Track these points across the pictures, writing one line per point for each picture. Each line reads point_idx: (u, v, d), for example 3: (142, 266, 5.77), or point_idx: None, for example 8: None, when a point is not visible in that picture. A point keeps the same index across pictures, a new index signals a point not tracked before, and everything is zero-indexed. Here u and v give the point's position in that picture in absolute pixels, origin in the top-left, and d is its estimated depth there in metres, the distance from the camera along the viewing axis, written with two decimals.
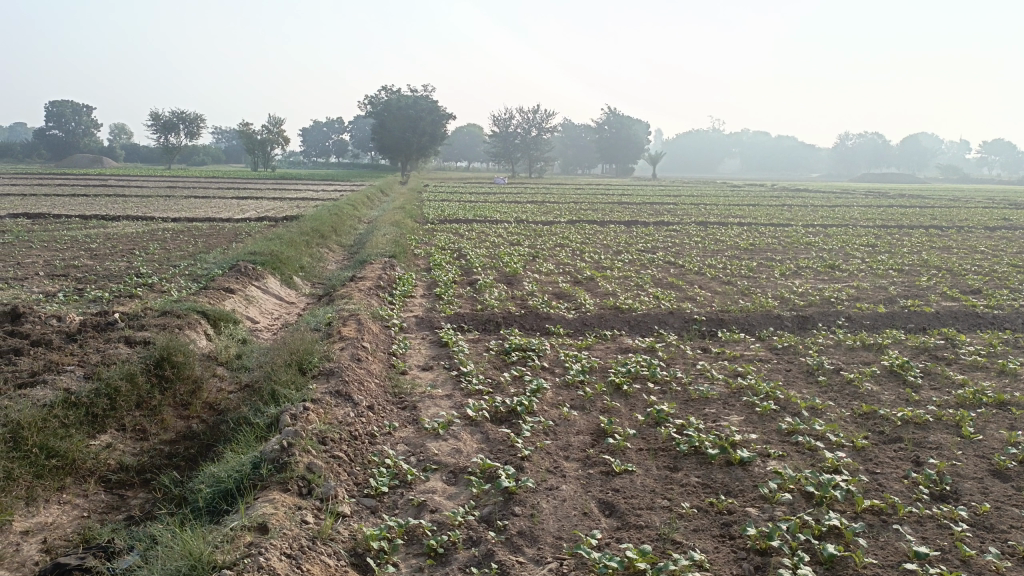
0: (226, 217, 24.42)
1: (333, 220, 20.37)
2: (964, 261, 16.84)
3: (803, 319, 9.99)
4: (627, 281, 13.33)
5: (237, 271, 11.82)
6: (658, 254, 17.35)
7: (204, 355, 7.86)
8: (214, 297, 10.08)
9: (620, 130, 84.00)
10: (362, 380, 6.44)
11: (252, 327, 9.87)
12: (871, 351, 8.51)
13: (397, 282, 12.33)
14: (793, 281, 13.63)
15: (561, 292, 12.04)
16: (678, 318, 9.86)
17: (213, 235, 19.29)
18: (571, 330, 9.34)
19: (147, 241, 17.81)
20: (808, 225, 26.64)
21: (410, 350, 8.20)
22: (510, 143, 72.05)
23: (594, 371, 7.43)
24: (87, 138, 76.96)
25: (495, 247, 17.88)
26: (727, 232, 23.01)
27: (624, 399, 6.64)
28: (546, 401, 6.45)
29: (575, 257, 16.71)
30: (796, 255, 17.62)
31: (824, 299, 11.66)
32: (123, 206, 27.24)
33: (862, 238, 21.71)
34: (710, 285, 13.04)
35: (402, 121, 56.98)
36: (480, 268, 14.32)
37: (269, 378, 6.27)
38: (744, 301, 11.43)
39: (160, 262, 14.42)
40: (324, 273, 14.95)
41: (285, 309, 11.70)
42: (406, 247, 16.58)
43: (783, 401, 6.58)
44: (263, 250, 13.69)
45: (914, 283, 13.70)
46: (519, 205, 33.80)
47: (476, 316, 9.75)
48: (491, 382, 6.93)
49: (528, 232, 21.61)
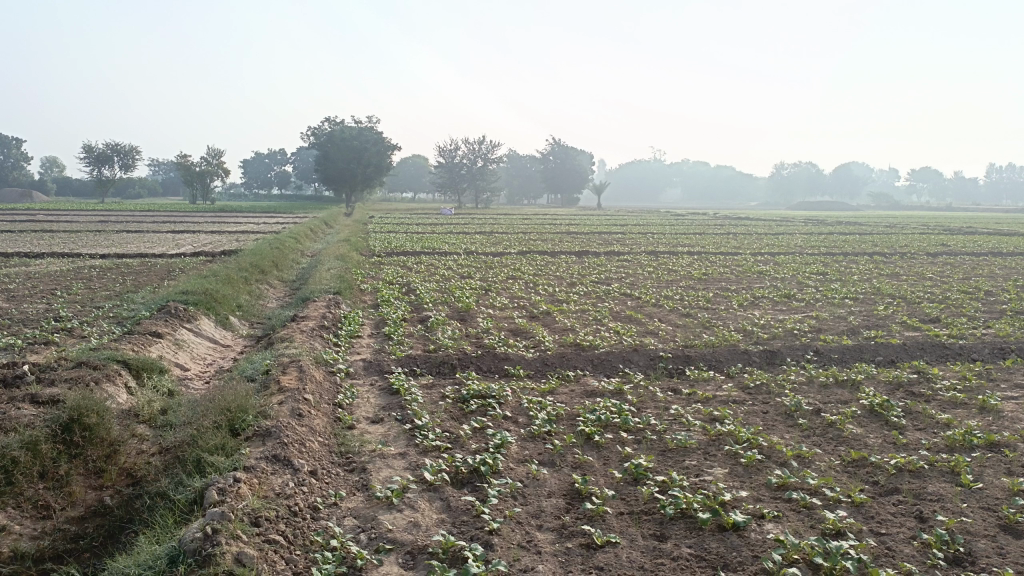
0: (158, 252, 23.22)
1: (274, 254, 19.44)
2: (915, 289, 16.86)
3: (771, 353, 9.56)
4: (585, 315, 12.82)
5: (166, 313, 10.92)
6: (612, 285, 16.97)
7: (124, 412, 7.02)
8: (138, 344, 9.20)
9: (565, 160, 84.57)
10: (303, 441, 5.70)
11: (181, 377, 9.02)
12: (846, 389, 8.11)
13: (342, 321, 11.58)
14: (753, 311, 13.33)
15: (517, 328, 11.43)
16: (643, 355, 9.34)
17: (144, 272, 18.22)
18: (530, 371, 8.73)
19: (71, 280, 16.65)
20: (756, 253, 26.74)
21: (358, 400, 7.48)
22: (456, 173, 71.71)
23: (561, 419, 6.83)
24: (14, 172, 73.95)
25: (444, 281, 17.25)
26: (679, 261, 22.84)
27: (597, 452, 6.04)
28: (511, 458, 5.81)
29: (528, 290, 16.20)
30: (750, 284, 17.45)
31: (788, 331, 11.32)
32: (49, 243, 25.80)
33: (812, 266, 21.76)
34: (669, 317, 12.61)
35: (346, 153, 56.14)
36: (430, 304, 13.65)
37: (195, 440, 5.49)
38: (707, 334, 11.02)
39: (84, 303, 13.38)
40: (263, 311, 14.08)
41: (220, 353, 10.83)
42: (352, 282, 15.81)
43: (768, 449, 6.08)
44: (196, 288, 12.78)
45: (872, 311, 13.54)
46: (466, 236, 33.22)
47: (429, 358, 9.06)
48: (448, 436, 6.25)
49: (478, 264, 21.04)
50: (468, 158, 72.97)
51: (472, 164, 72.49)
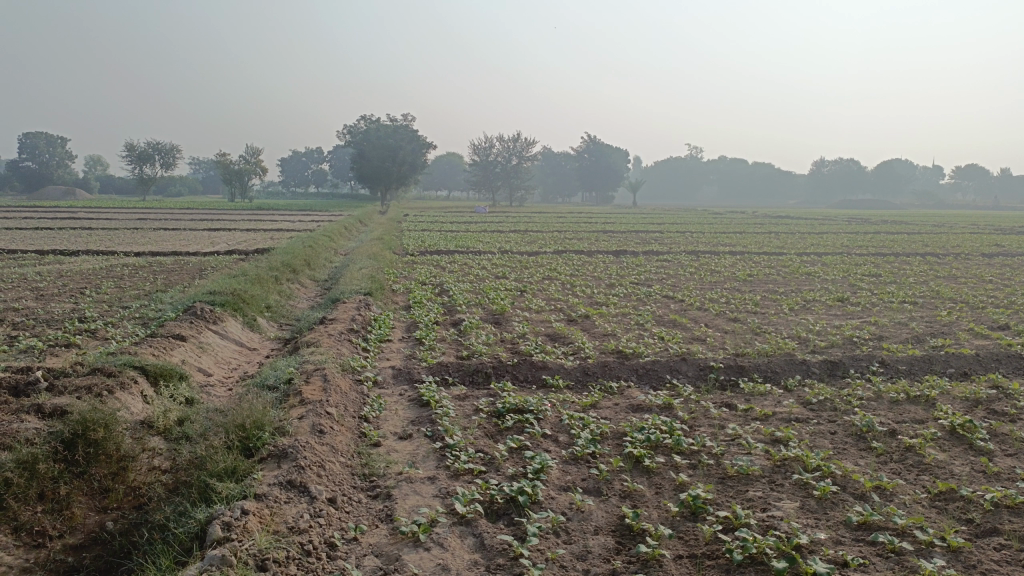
0: (192, 250, 23.06)
1: (306, 252, 19.06)
2: (976, 292, 15.86)
3: (832, 364, 8.81)
4: (626, 319, 12.16)
5: (191, 314, 10.52)
6: (653, 286, 16.30)
7: (137, 424, 6.58)
8: (159, 347, 8.79)
9: (601, 157, 83.69)
10: (322, 462, 5.17)
11: (203, 382, 8.58)
12: (920, 407, 7.36)
13: (373, 323, 11.08)
14: (805, 316, 12.56)
15: (554, 333, 10.82)
16: (692, 364, 8.65)
17: (176, 270, 17.98)
18: (571, 382, 8.11)
19: (102, 278, 16.43)
20: (802, 253, 25.79)
21: (385, 413, 6.94)
22: (491, 172, 71.38)
23: (606, 439, 6.20)
24: (58, 170, 75.25)
25: (479, 281, 16.72)
26: (722, 261, 22.01)
27: (647, 479, 5.41)
28: (551, 484, 5.21)
29: (565, 291, 15.59)
30: (798, 286, 16.62)
31: (846, 339, 10.53)
32: (85, 240, 25.84)
33: (862, 267, 20.76)
34: (716, 323, 11.88)
35: (382, 151, 55.99)
36: (464, 305, 13.09)
37: (204, 461, 5.01)
38: (759, 341, 10.28)
39: (111, 303, 13.08)
40: (293, 312, 13.67)
41: (245, 356, 10.38)
42: (384, 282, 15.31)
43: (842, 479, 5.40)
44: (224, 288, 12.38)
45: (935, 317, 12.67)
46: (501, 235, 32.64)
47: (462, 366, 8.49)
48: (481, 457, 5.67)
49: (513, 264, 20.49)
50: (503, 156, 72.36)
51: (507, 161, 71.92)
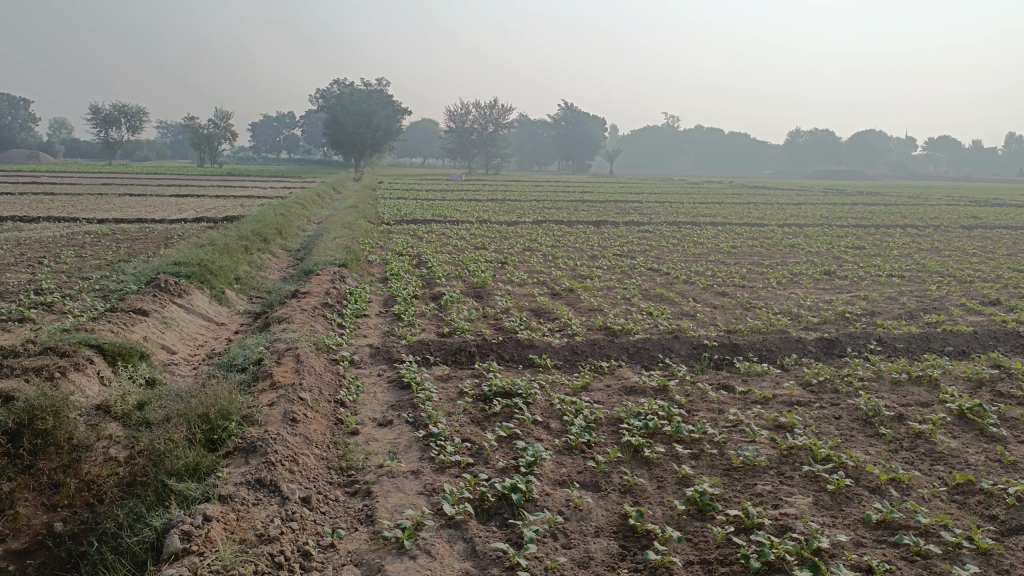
0: (159, 217, 22.25)
1: (277, 220, 18.39)
2: (961, 265, 15.66)
3: (828, 342, 8.48)
4: (612, 293, 11.75)
5: (154, 287, 9.92)
6: (637, 258, 15.92)
7: (91, 409, 6.06)
8: (120, 323, 8.23)
9: (578, 125, 82.91)
10: (295, 456, 4.72)
11: (166, 361, 8.04)
12: (923, 389, 7.07)
13: (348, 297, 10.57)
14: (794, 290, 12.26)
15: (539, 308, 10.38)
16: (684, 342, 8.26)
17: (141, 239, 17.23)
18: (559, 362, 7.70)
19: (62, 247, 15.68)
20: (783, 224, 25.56)
21: (362, 397, 6.48)
22: (467, 139, 70.41)
23: (601, 426, 5.81)
24: (20, 133, 72.83)
25: (458, 252, 16.23)
26: (704, 232, 21.68)
27: (647, 471, 5.04)
28: (545, 479, 4.81)
29: (547, 262, 15.17)
30: (784, 258, 16.35)
31: (839, 315, 10.22)
32: (47, 206, 24.84)
33: (845, 238, 20.53)
34: (705, 297, 11.52)
35: (355, 117, 54.77)
36: (443, 278, 12.58)
37: (163, 457, 4.54)
38: (751, 317, 9.94)
39: (70, 274, 12.40)
40: (263, 283, 13.09)
41: (213, 332, 9.83)
42: (359, 253, 14.76)
43: (854, 471, 5.07)
44: (190, 258, 11.77)
45: (925, 291, 12.42)
46: (479, 203, 32.06)
47: (443, 344, 8.02)
48: (468, 448, 5.26)
49: (493, 234, 19.98)
50: (478, 123, 71.28)
51: (483, 128, 70.90)
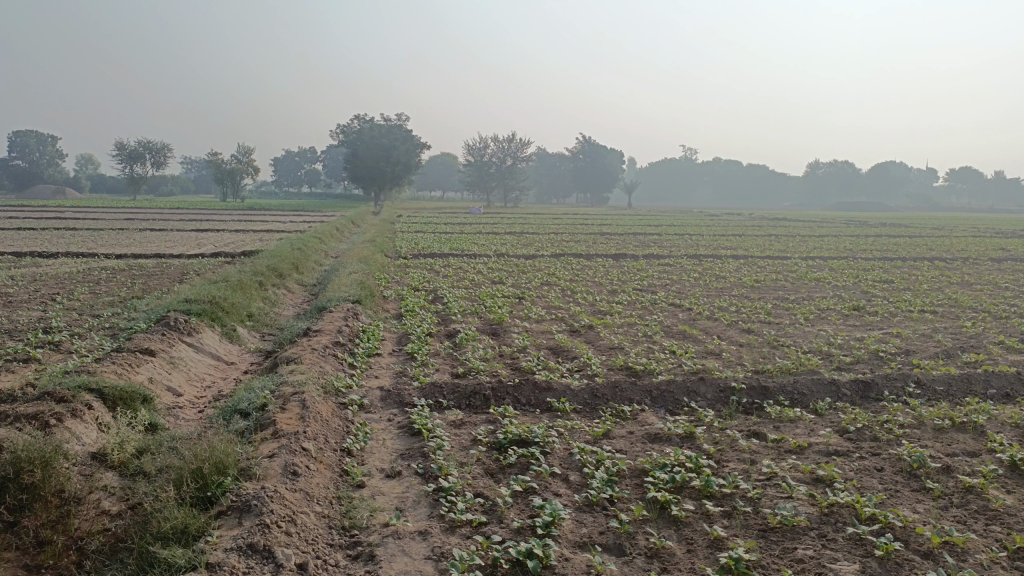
0: (176, 252, 22.20)
1: (294, 255, 18.23)
2: (995, 300, 15.12)
3: (863, 385, 8.02)
4: (633, 330, 11.36)
5: (163, 326, 9.69)
6: (658, 293, 15.54)
7: (87, 458, 5.77)
8: (124, 364, 7.96)
9: (597, 158, 83.03)
10: (293, 515, 4.39)
11: (170, 404, 7.75)
12: (969, 436, 6.59)
13: (361, 335, 10.27)
14: (822, 327, 11.81)
15: (557, 346, 10.03)
16: (711, 385, 7.83)
17: (156, 274, 17.13)
18: (578, 406, 7.31)
19: (77, 283, 15.57)
20: (807, 257, 25.07)
21: (370, 445, 6.14)
22: (485, 172, 70.66)
23: (624, 479, 5.41)
24: (48, 169, 74.06)
25: (475, 286, 15.93)
26: (726, 266, 21.26)
27: (675, 532, 4.64)
28: (565, 541, 4.42)
29: (566, 298, 14.83)
30: (809, 293, 15.89)
31: (872, 354, 9.76)
32: (67, 241, 24.91)
33: (872, 272, 20.03)
34: (729, 334, 11.10)
35: (375, 151, 55.05)
36: (459, 315, 12.27)
37: (150, 519, 4.26)
38: (779, 356, 9.50)
39: (82, 311, 12.22)
40: (277, 320, 12.84)
41: (222, 372, 9.55)
42: (374, 288, 14.50)
43: (902, 532, 4.63)
44: (202, 295, 11.55)
45: (960, 328, 11.90)
46: (497, 236, 31.87)
47: (457, 386, 7.67)
48: (481, 504, 4.90)
49: (510, 268, 19.69)
50: (497, 156, 71.56)
51: (501, 162, 71.15)
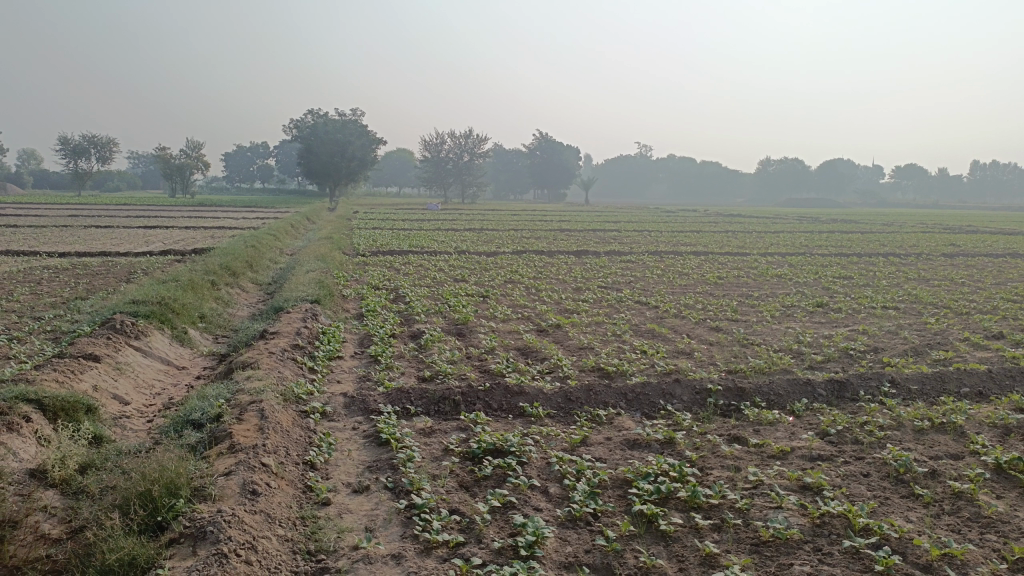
0: (123, 250, 21.32)
1: (248, 253, 17.62)
2: (953, 296, 15.28)
3: (838, 385, 7.89)
4: (601, 329, 11.13)
5: (109, 329, 9.13)
6: (623, 290, 15.37)
7: (24, 475, 5.26)
8: (65, 371, 7.41)
9: (554, 155, 83.00)
10: (254, 542, 4.02)
11: (117, 414, 7.23)
12: (949, 438, 6.48)
13: (321, 337, 9.83)
14: (790, 324, 11.73)
15: (525, 347, 9.73)
16: (686, 387, 7.62)
17: (102, 274, 16.36)
18: (552, 412, 7.03)
19: (16, 283, 14.75)
20: (765, 253, 25.23)
21: (334, 457, 5.76)
22: (443, 169, 70.05)
23: (607, 490, 5.14)
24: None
25: (438, 285, 15.55)
26: (688, 262, 21.22)
27: (665, 548, 4.38)
28: (549, 563, 4.13)
29: (530, 296, 14.55)
30: (773, 290, 15.89)
31: (842, 353, 9.68)
32: (6, 239, 23.76)
33: (831, 268, 20.18)
34: (699, 333, 10.94)
35: (330, 146, 54.06)
36: (422, 315, 11.89)
37: (94, 552, 3.84)
38: (751, 355, 9.35)
39: (21, 314, 11.51)
40: (230, 322, 12.29)
41: (172, 378, 9.03)
42: (333, 287, 14.03)
43: (899, 544, 4.45)
44: (150, 295, 10.96)
45: (924, 325, 11.94)
46: (457, 233, 31.43)
47: (425, 391, 7.31)
48: (458, 522, 4.58)
49: (472, 265, 19.35)
50: (454, 152, 70.97)
51: (459, 158, 70.61)
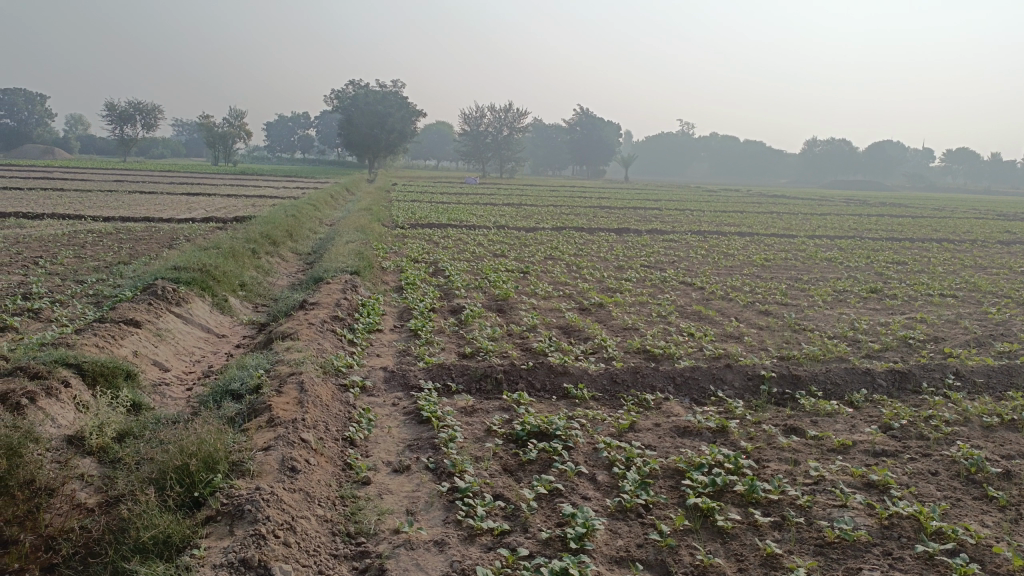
0: (166, 216, 21.45)
1: (288, 222, 17.58)
2: (1014, 285, 14.64)
3: (898, 376, 7.51)
4: (645, 309, 10.82)
5: (150, 294, 9.08)
6: (666, 270, 15.00)
7: (62, 442, 5.18)
8: (107, 336, 7.36)
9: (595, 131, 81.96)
10: (293, 522, 3.86)
11: (157, 381, 7.17)
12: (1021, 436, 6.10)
13: (361, 309, 9.68)
14: (843, 310, 11.28)
15: (567, 326, 9.47)
16: (738, 372, 7.31)
17: (145, 239, 16.44)
18: (597, 394, 6.78)
19: (62, 246, 14.87)
20: (813, 235, 24.54)
21: (374, 434, 5.59)
22: (482, 142, 69.61)
23: (658, 480, 4.89)
24: (37, 128, 72.60)
25: (477, 259, 15.34)
26: (733, 243, 20.69)
27: (722, 545, 4.13)
28: (600, 557, 3.91)
29: (572, 273, 14.26)
30: (822, 273, 15.40)
31: (900, 341, 9.25)
32: (54, 203, 24.09)
33: (882, 252, 19.53)
34: (747, 316, 10.57)
35: (369, 117, 53.95)
36: (462, 289, 11.67)
37: (128, 527, 3.72)
38: (804, 342, 8.98)
39: (65, 277, 11.55)
40: (270, 291, 12.22)
41: (212, 346, 8.97)
42: (373, 259, 13.89)
43: (976, 551, 4.13)
44: (192, 262, 10.91)
45: (985, 315, 11.40)
46: (495, 207, 31.17)
47: (467, 368, 7.10)
48: (503, 508, 4.37)
49: (512, 240, 19.08)
50: (494, 126, 70.40)
51: (498, 132, 70.01)
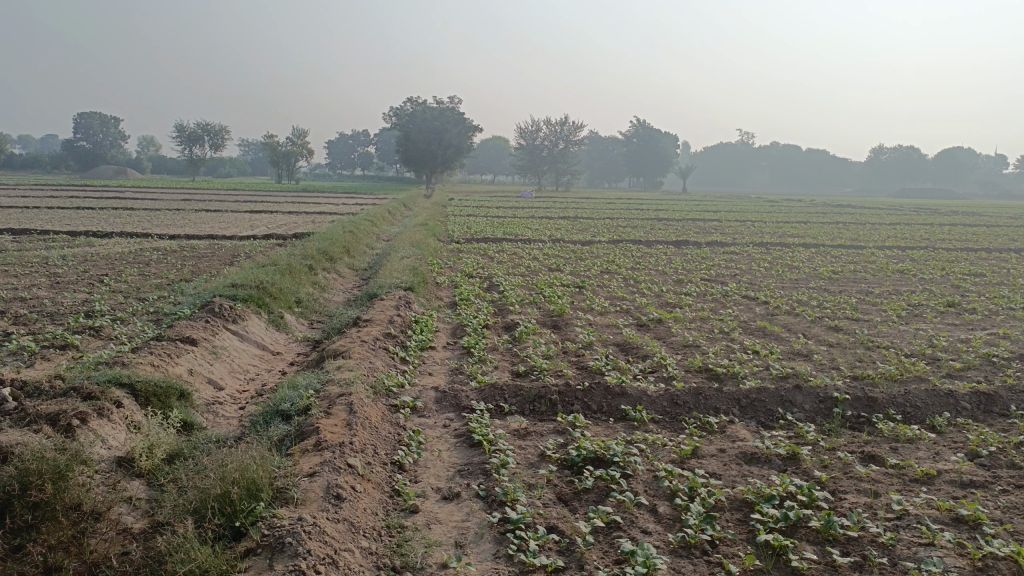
0: (228, 234, 21.88)
1: (345, 238, 17.69)
2: None
3: (985, 398, 6.96)
4: (706, 325, 10.41)
5: (208, 312, 9.13)
6: (728, 283, 14.50)
7: (112, 463, 5.12)
8: (163, 355, 7.37)
9: (652, 143, 81.12)
10: (336, 555, 3.68)
11: (211, 400, 7.13)
12: None
13: (414, 326, 9.55)
14: (918, 325, 10.65)
15: (625, 343, 9.15)
16: (808, 394, 6.88)
17: (207, 256, 16.73)
18: (657, 417, 6.45)
19: (128, 264, 15.23)
20: (882, 246, 23.58)
21: (423, 458, 5.39)
22: (537, 156, 69.55)
23: (724, 513, 4.55)
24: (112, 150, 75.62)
25: (532, 274, 15.12)
26: (797, 255, 19.98)
27: None
28: None
29: (629, 287, 13.91)
30: (894, 286, 14.67)
31: (984, 360, 8.64)
32: (124, 221, 24.85)
33: (958, 264, 18.57)
34: (815, 332, 10.06)
35: (426, 133, 54.45)
36: (516, 305, 11.45)
37: (168, 559, 3.59)
38: (878, 360, 8.46)
39: (129, 294, 11.76)
40: (325, 307, 12.22)
41: (267, 363, 8.95)
42: (427, 274, 13.80)
43: None
44: (248, 279, 10.97)
45: None
46: (551, 221, 30.93)
47: (520, 389, 6.85)
48: (557, 543, 4.11)
49: (568, 254, 18.80)
50: (550, 140, 70.30)
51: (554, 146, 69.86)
